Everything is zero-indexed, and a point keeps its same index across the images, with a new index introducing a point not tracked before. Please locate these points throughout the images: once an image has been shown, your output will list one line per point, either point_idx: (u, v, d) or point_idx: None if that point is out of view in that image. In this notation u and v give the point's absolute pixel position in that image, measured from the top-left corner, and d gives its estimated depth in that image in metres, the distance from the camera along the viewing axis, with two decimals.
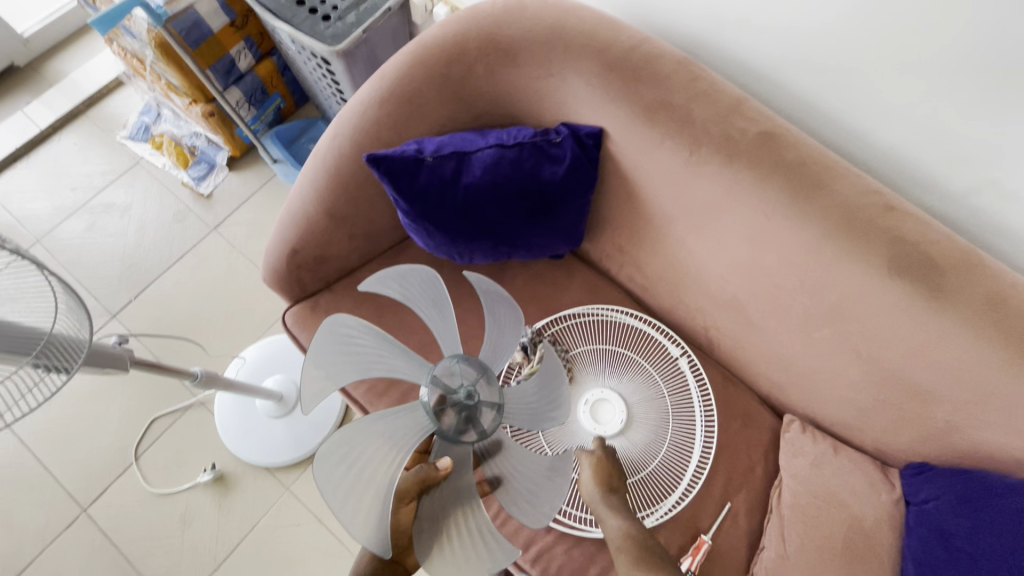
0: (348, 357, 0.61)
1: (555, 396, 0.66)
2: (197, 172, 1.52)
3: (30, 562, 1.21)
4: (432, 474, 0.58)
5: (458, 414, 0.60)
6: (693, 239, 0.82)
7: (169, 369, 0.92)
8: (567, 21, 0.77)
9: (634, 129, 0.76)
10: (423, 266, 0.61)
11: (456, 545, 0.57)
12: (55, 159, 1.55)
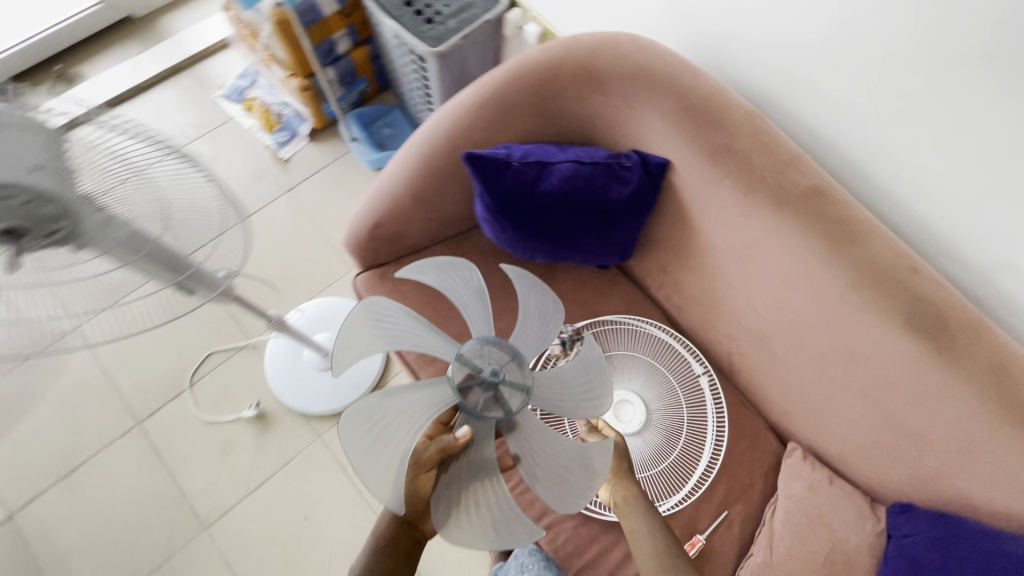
0: (388, 326, 0.69)
1: (592, 384, 0.73)
2: (281, 138, 1.66)
3: (86, 459, 1.34)
4: (452, 444, 0.63)
5: (484, 389, 0.68)
6: (733, 271, 0.92)
7: (252, 306, 1.04)
8: (655, 62, 0.87)
9: (698, 167, 0.86)
10: (458, 258, 0.72)
11: (473, 514, 0.61)
12: (156, 106, 1.70)
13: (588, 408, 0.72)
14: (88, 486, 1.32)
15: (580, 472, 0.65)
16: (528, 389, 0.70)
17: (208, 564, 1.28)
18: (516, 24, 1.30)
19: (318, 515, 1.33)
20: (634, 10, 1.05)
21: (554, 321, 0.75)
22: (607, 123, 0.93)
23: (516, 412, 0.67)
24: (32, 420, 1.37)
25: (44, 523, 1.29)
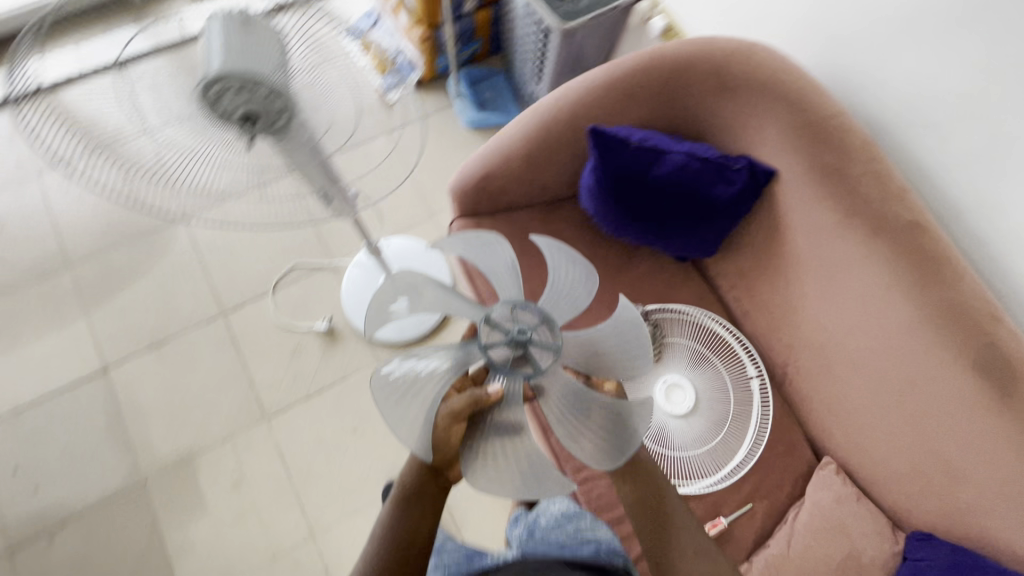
0: (415, 295, 0.68)
1: (634, 344, 0.67)
2: (395, 81, 1.39)
3: (174, 336, 1.49)
4: (484, 399, 0.65)
5: (511, 349, 0.66)
6: (812, 285, 0.98)
7: None
8: (786, 75, 0.91)
9: (803, 182, 0.92)
10: (488, 230, 0.67)
11: (497, 463, 0.63)
12: None
13: (628, 369, 0.68)
14: (172, 358, 1.48)
15: (612, 435, 0.65)
16: (560, 349, 0.67)
17: (263, 450, 1.42)
18: (643, 14, 1.34)
19: (366, 430, 1.45)
20: (769, 20, 1.09)
21: (586, 285, 0.69)
22: (725, 124, 0.98)
23: (546, 371, 0.66)
24: (133, 291, 1.52)
25: (132, 382, 1.45)
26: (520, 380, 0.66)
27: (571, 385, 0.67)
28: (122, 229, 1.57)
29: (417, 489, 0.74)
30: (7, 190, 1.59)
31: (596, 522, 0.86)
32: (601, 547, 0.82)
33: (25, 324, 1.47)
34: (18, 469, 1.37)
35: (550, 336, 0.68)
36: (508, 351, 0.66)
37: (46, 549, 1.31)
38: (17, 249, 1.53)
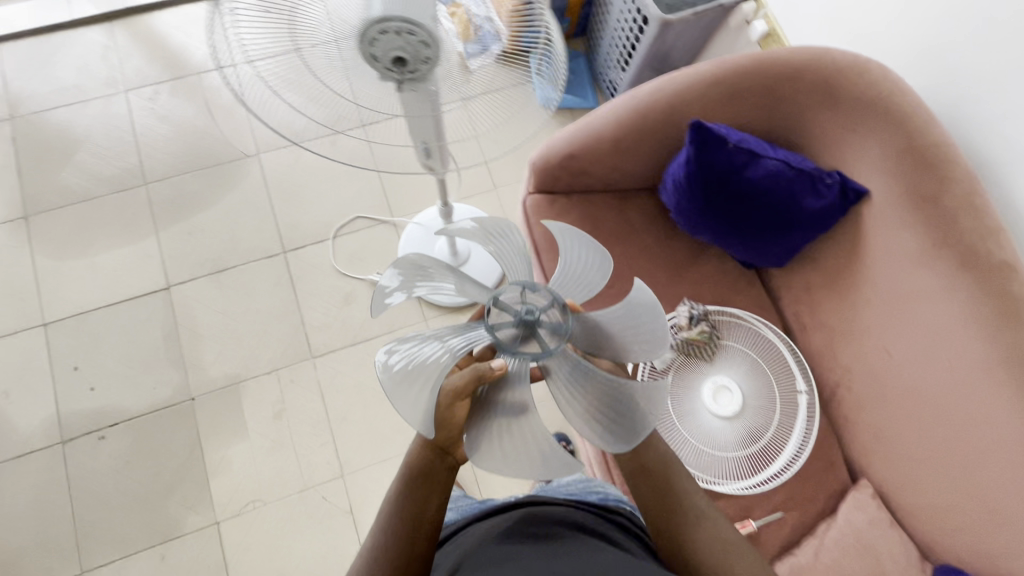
0: (432, 278, 0.67)
1: (642, 329, 0.64)
2: None
3: (236, 266, 1.55)
4: (488, 374, 0.60)
5: (518, 328, 0.64)
6: (883, 311, 0.99)
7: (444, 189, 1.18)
8: (898, 97, 0.90)
9: (895, 207, 0.93)
10: (503, 218, 0.66)
11: (508, 444, 0.58)
12: None
13: (643, 352, 0.65)
14: (231, 286, 1.53)
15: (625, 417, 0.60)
16: (567, 330, 0.65)
17: (306, 387, 1.47)
18: (745, 16, 1.33)
19: None
20: (880, 37, 1.07)
21: (601, 269, 0.68)
22: (821, 138, 0.99)
23: (554, 351, 0.62)
24: (203, 217, 1.58)
25: (191, 302, 1.51)
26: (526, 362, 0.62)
27: (576, 362, 0.62)
28: (199, 156, 1.62)
29: (425, 469, 0.69)
30: (96, 102, 1.65)
31: None
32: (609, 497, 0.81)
33: (100, 233, 1.54)
34: (77, 367, 1.44)
35: (561, 318, 0.65)
36: (515, 332, 0.64)
37: (96, 445, 1.39)
38: (100, 160, 1.60)
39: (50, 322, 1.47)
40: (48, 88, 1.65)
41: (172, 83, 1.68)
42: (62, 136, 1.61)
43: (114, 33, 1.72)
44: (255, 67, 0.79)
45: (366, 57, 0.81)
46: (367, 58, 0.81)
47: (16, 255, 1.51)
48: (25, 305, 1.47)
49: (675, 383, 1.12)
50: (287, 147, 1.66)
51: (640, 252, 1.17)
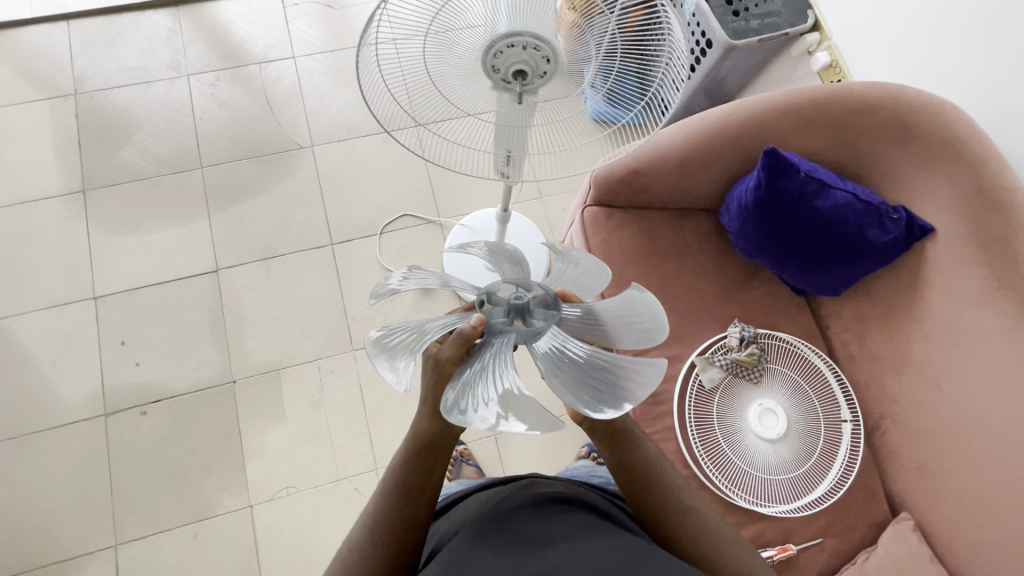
0: (429, 276, 0.71)
1: (640, 318, 0.66)
2: None
3: (284, 254, 1.57)
4: (472, 334, 0.63)
5: (506, 313, 0.66)
6: (939, 346, 1.01)
7: (507, 198, 1.21)
8: (972, 138, 0.91)
9: (961, 246, 0.94)
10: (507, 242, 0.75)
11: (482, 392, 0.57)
12: None
13: (642, 337, 0.66)
14: (277, 273, 1.56)
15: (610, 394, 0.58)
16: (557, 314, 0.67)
17: (345, 378, 1.49)
18: (808, 46, 1.35)
19: None
20: (950, 77, 1.08)
21: (597, 278, 0.71)
22: (888, 174, 1.01)
23: (542, 332, 0.65)
24: (255, 204, 1.61)
25: (237, 287, 1.54)
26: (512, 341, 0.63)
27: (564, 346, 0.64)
28: (255, 144, 1.66)
29: (431, 440, 0.69)
30: (159, 84, 1.69)
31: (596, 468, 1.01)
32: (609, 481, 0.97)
33: (154, 212, 1.57)
34: (124, 341, 1.47)
35: (550, 303, 0.68)
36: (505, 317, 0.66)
37: (137, 420, 1.41)
38: (159, 141, 1.64)
39: (100, 296, 1.49)
40: (114, 67, 1.69)
41: (232, 71, 1.72)
42: (123, 115, 1.65)
43: (180, 18, 1.76)
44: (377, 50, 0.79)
45: (487, 68, 0.88)
46: (488, 68, 0.88)
47: (71, 227, 1.54)
48: (76, 277, 1.50)
49: (720, 402, 1.13)
50: (340, 141, 1.69)
51: (693, 271, 1.19)
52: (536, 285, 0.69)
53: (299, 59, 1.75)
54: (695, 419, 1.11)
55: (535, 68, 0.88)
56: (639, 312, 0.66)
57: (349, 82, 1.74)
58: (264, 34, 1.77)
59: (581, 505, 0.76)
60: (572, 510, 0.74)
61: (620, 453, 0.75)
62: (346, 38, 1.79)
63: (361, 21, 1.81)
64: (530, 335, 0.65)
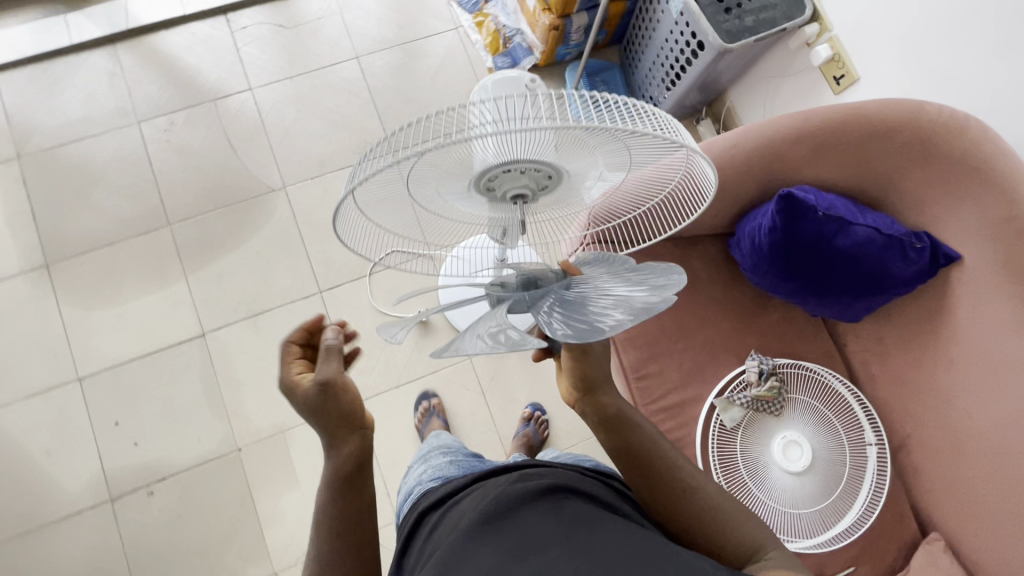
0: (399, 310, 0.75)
1: (647, 273, 0.66)
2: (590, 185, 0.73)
3: (272, 308, 1.49)
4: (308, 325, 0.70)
5: (517, 281, 0.69)
6: (968, 373, 0.96)
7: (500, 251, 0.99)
8: (1001, 159, 0.84)
9: (990, 273, 0.89)
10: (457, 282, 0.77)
11: (483, 337, 0.57)
12: None
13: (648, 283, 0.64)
14: (268, 330, 1.48)
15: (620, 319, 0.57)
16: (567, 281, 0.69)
17: None
18: (807, 38, 1.26)
19: (453, 423, 1.46)
20: (967, 78, 1.00)
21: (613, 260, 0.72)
22: (911, 196, 0.95)
23: (544, 292, 0.66)
24: (233, 258, 1.51)
25: (228, 349, 1.47)
26: (512, 306, 0.65)
27: (562, 301, 0.64)
28: (223, 191, 1.55)
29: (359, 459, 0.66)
30: (109, 136, 1.55)
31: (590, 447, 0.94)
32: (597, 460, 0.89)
33: (127, 278, 1.48)
34: (118, 422, 1.41)
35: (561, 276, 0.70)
36: (517, 288, 0.68)
37: (145, 501, 1.37)
38: (120, 200, 1.52)
39: (85, 377, 1.42)
40: (56, 122, 1.55)
41: (186, 112, 1.58)
42: (76, 175, 1.53)
43: (119, 57, 1.60)
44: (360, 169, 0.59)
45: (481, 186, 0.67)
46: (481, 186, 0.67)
47: (42, 306, 1.45)
48: (57, 360, 1.43)
49: (744, 439, 1.11)
50: (313, 178, 1.57)
51: (706, 303, 1.14)
52: (546, 268, 0.71)
53: (257, 90, 1.61)
54: (719, 459, 1.08)
55: (536, 183, 0.67)
56: (649, 270, 0.67)
57: (314, 111, 1.61)
58: (215, 66, 1.62)
59: (587, 494, 0.66)
60: (562, 506, 0.63)
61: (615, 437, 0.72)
62: (304, 61, 1.64)
63: (318, 40, 1.66)
64: (532, 299, 0.65)
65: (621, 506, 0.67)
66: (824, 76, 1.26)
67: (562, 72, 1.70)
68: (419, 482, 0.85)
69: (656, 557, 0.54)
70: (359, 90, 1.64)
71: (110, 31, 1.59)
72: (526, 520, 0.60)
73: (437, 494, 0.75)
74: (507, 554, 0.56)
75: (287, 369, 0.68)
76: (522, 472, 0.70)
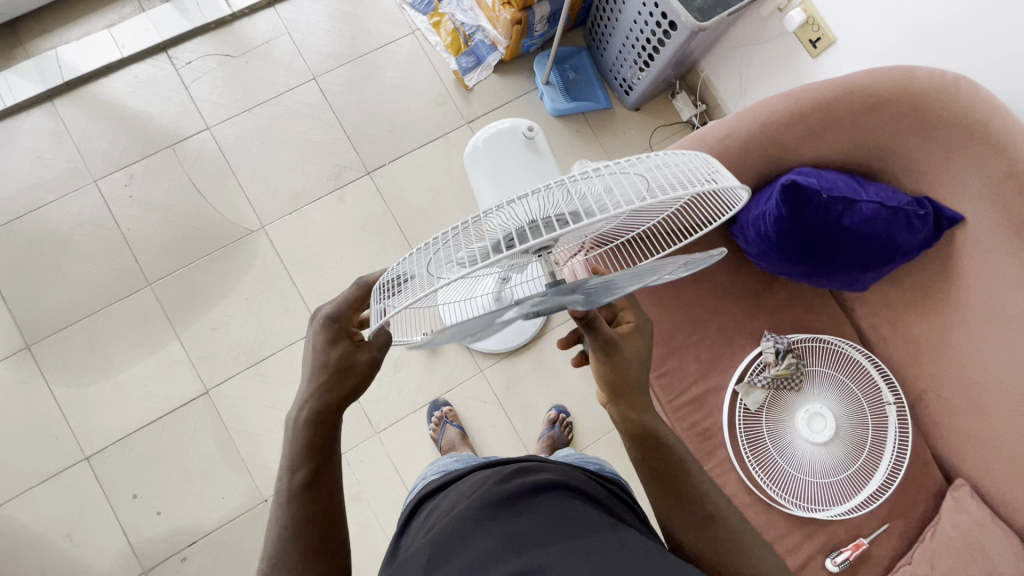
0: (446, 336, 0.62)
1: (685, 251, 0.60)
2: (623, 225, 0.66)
3: (272, 353, 1.45)
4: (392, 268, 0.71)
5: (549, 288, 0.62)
6: (978, 326, 0.99)
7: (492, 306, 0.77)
8: (994, 118, 0.85)
9: (993, 230, 0.91)
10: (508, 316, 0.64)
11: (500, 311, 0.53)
12: (349, 3, 1.62)
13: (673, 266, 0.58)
14: (272, 376, 1.44)
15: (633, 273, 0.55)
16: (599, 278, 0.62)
17: (378, 462, 1.43)
18: (778, 4, 1.24)
19: (477, 439, 1.45)
20: (949, 31, 0.99)
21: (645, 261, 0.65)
22: (908, 164, 0.96)
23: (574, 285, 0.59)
24: (223, 308, 1.46)
25: (235, 401, 1.42)
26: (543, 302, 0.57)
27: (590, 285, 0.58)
28: (199, 240, 1.48)
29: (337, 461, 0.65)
30: (67, 200, 1.46)
31: (594, 455, 0.85)
32: (605, 469, 0.80)
33: (116, 347, 1.42)
34: (136, 494, 1.37)
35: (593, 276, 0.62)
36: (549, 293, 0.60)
37: (179, 567, 1.34)
38: (92, 266, 1.45)
39: (93, 454, 1.37)
40: (5, 193, 1.45)
41: (144, 162, 1.50)
42: (39, 247, 1.44)
43: (60, 113, 1.49)
44: (391, 299, 0.57)
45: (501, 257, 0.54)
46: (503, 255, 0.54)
47: (30, 389, 1.38)
48: (59, 441, 1.37)
49: (768, 416, 1.12)
50: (291, 213, 1.51)
51: (712, 291, 1.14)
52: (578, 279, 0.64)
53: (215, 128, 1.53)
54: (747, 440, 1.10)
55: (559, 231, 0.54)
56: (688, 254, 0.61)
57: (280, 142, 1.54)
58: (164, 109, 1.52)
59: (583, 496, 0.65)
60: (554, 507, 0.61)
61: (644, 465, 0.68)
62: (259, 90, 1.56)
63: (270, 65, 1.57)
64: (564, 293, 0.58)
65: (621, 512, 0.67)
66: (799, 40, 1.24)
67: (529, 65, 1.64)
68: (423, 477, 0.85)
69: (650, 557, 0.54)
70: (323, 113, 1.56)
71: (44, 87, 1.47)
72: (522, 514, 0.59)
73: (441, 484, 0.75)
74: (502, 542, 0.56)
75: (343, 309, 0.67)
76: (524, 467, 0.69)
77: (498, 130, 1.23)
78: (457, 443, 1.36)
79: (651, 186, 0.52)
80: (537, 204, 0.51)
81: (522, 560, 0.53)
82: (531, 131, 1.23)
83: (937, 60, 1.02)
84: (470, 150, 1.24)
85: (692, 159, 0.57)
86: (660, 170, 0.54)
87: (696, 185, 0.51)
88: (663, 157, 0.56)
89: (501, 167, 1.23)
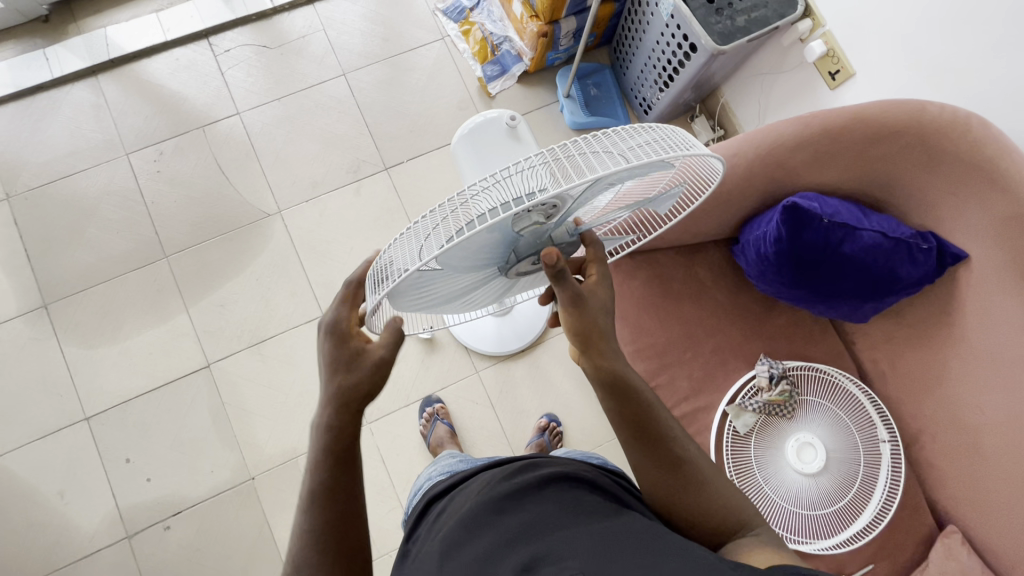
0: (416, 284, 0.61)
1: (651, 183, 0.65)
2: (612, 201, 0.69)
3: (274, 334, 1.48)
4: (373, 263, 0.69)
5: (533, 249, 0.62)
6: (978, 368, 0.97)
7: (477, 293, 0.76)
8: (1003, 157, 0.85)
9: (997, 271, 0.90)
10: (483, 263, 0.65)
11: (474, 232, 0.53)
12: (386, 6, 1.69)
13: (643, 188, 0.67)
14: (273, 357, 1.47)
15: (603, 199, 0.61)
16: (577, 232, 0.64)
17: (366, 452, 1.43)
18: (799, 35, 1.26)
19: (466, 439, 1.46)
20: (965, 72, 0.99)
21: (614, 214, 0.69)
22: (916, 198, 0.96)
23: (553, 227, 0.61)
24: (233, 286, 1.50)
25: (234, 378, 1.45)
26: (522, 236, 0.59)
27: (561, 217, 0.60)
28: (217, 219, 1.53)
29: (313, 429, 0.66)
30: (98, 170, 1.53)
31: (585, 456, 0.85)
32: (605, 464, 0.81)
33: (128, 315, 1.47)
34: (129, 459, 1.40)
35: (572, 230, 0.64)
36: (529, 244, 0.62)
37: (162, 536, 1.36)
38: (113, 234, 1.50)
39: (93, 416, 1.41)
40: (43, 158, 1.52)
41: (174, 140, 1.56)
42: (67, 211, 1.51)
43: (102, 88, 1.57)
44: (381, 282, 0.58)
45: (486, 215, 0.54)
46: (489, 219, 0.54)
47: (42, 346, 1.44)
48: (63, 400, 1.41)
49: (757, 443, 1.10)
50: (308, 201, 1.56)
51: (711, 310, 1.14)
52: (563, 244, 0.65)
53: (245, 114, 1.59)
54: (734, 465, 1.08)
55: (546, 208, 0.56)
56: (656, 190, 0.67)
57: (304, 132, 1.59)
58: (199, 92, 1.59)
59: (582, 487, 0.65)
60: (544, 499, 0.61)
61: None
62: (291, 81, 1.62)
63: (303, 59, 1.63)
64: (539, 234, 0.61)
65: (626, 497, 0.66)
66: (818, 71, 1.26)
67: (552, 78, 1.68)
68: (428, 476, 0.86)
69: (638, 547, 0.53)
70: (349, 109, 1.62)
71: (91, 62, 1.56)
72: (512, 507, 0.60)
73: (444, 485, 0.75)
74: (493, 534, 0.57)
75: (343, 312, 0.67)
76: (524, 461, 0.69)
77: (483, 121, 1.25)
78: (445, 441, 1.37)
79: (624, 156, 0.54)
80: (518, 181, 0.55)
81: (513, 549, 0.54)
82: (513, 121, 1.24)
83: (954, 99, 1.02)
84: (455, 144, 1.27)
85: (662, 132, 0.59)
86: (633, 144, 0.56)
87: (667, 153, 0.53)
88: (635, 132, 0.58)
89: (485, 158, 1.27)
